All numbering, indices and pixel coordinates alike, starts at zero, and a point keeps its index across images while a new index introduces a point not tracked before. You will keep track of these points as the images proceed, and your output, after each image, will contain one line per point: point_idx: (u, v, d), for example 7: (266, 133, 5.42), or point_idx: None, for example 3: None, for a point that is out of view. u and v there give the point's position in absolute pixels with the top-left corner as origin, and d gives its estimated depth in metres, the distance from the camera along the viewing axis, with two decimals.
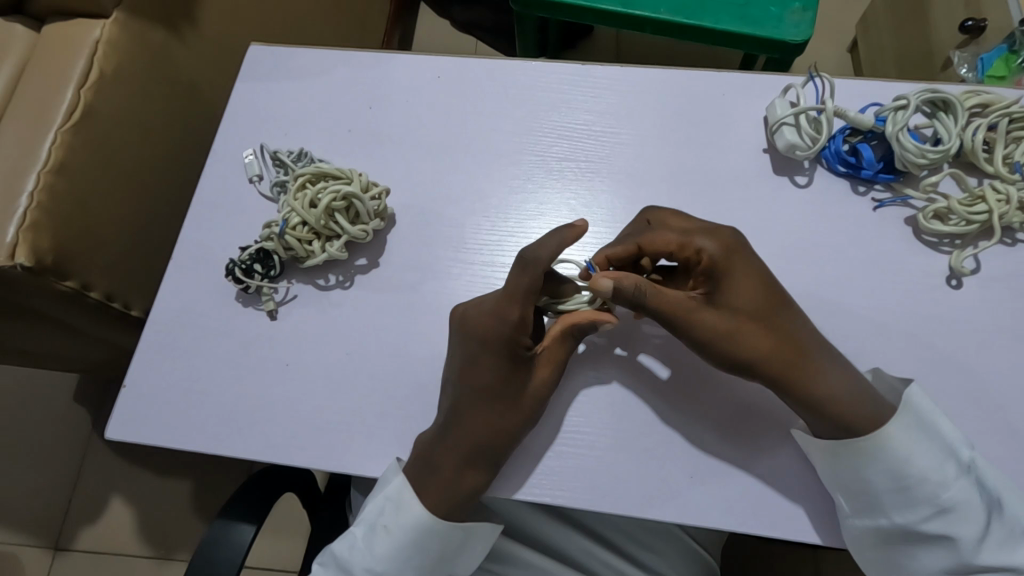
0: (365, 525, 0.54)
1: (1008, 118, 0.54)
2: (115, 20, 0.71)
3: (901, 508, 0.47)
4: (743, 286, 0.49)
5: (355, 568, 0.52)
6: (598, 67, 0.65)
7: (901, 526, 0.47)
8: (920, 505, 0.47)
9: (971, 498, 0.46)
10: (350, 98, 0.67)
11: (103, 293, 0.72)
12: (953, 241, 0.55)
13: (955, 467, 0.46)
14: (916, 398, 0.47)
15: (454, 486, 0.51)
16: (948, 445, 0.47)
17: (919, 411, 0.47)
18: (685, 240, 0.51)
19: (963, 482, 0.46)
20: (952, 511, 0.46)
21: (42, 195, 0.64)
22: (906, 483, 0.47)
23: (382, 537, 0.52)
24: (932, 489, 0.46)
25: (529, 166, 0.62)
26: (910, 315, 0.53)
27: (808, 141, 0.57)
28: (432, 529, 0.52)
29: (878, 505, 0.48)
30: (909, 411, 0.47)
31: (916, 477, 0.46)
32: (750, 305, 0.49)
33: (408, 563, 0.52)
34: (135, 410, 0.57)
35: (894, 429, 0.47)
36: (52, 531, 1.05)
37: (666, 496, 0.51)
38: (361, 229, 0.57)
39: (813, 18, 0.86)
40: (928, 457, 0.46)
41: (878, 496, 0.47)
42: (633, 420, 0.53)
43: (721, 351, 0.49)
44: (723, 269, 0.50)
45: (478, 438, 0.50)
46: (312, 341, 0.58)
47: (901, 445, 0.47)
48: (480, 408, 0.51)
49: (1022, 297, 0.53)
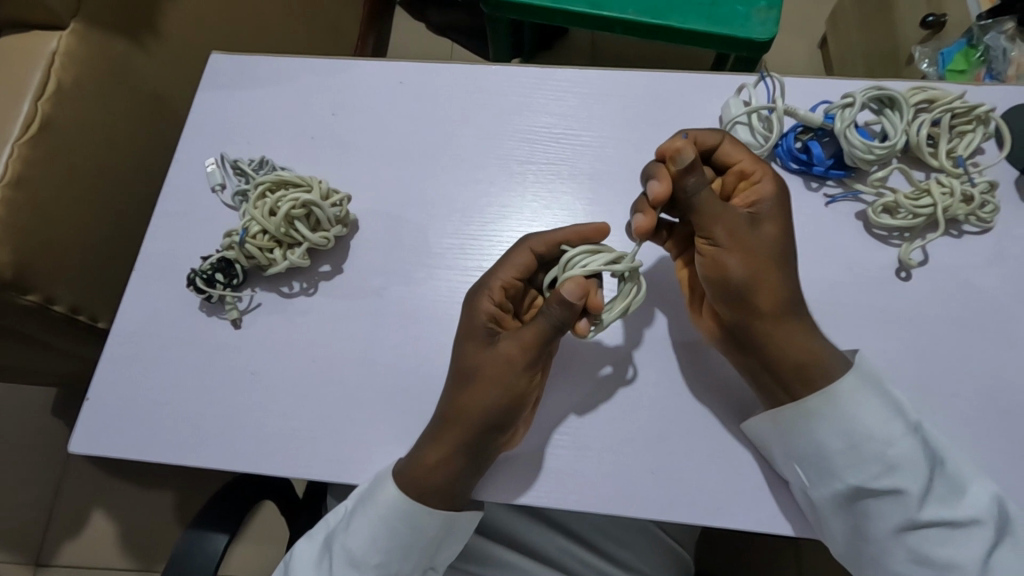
0: (355, 499, 0.53)
1: (950, 113, 0.56)
2: (71, 32, 0.71)
3: (851, 470, 0.48)
4: (778, 227, 0.51)
5: (336, 543, 0.53)
6: (559, 70, 0.66)
7: (852, 486, 0.48)
8: (869, 463, 0.48)
9: (916, 454, 0.47)
10: (314, 105, 0.67)
11: (69, 306, 0.72)
12: (902, 234, 0.57)
13: (902, 425, 0.48)
14: (866, 366, 0.50)
15: (433, 453, 0.51)
16: (895, 404, 0.48)
17: (868, 372, 0.49)
18: (752, 166, 0.53)
19: (907, 438, 0.47)
20: (898, 467, 0.47)
21: (0, 209, 0.64)
22: (855, 442, 0.48)
23: (360, 513, 0.52)
24: (877, 446, 0.48)
25: (492, 169, 0.63)
26: (862, 309, 0.55)
27: (760, 140, 0.59)
28: (404, 509, 0.51)
29: (829, 466, 0.49)
30: (862, 370, 0.49)
31: (862, 434, 0.48)
32: (779, 247, 0.50)
33: (386, 540, 0.52)
34: (100, 423, 0.57)
35: (842, 387, 0.49)
36: (32, 546, 1.04)
37: (628, 490, 0.51)
38: (322, 236, 0.58)
39: (778, 16, 0.87)
40: (874, 414, 0.48)
41: (829, 454, 0.49)
42: (595, 418, 0.54)
43: (738, 276, 0.49)
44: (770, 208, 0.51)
45: (452, 412, 0.51)
46: (277, 349, 0.58)
47: (847, 403, 0.49)
48: (466, 370, 0.52)
49: (968, 287, 0.55)
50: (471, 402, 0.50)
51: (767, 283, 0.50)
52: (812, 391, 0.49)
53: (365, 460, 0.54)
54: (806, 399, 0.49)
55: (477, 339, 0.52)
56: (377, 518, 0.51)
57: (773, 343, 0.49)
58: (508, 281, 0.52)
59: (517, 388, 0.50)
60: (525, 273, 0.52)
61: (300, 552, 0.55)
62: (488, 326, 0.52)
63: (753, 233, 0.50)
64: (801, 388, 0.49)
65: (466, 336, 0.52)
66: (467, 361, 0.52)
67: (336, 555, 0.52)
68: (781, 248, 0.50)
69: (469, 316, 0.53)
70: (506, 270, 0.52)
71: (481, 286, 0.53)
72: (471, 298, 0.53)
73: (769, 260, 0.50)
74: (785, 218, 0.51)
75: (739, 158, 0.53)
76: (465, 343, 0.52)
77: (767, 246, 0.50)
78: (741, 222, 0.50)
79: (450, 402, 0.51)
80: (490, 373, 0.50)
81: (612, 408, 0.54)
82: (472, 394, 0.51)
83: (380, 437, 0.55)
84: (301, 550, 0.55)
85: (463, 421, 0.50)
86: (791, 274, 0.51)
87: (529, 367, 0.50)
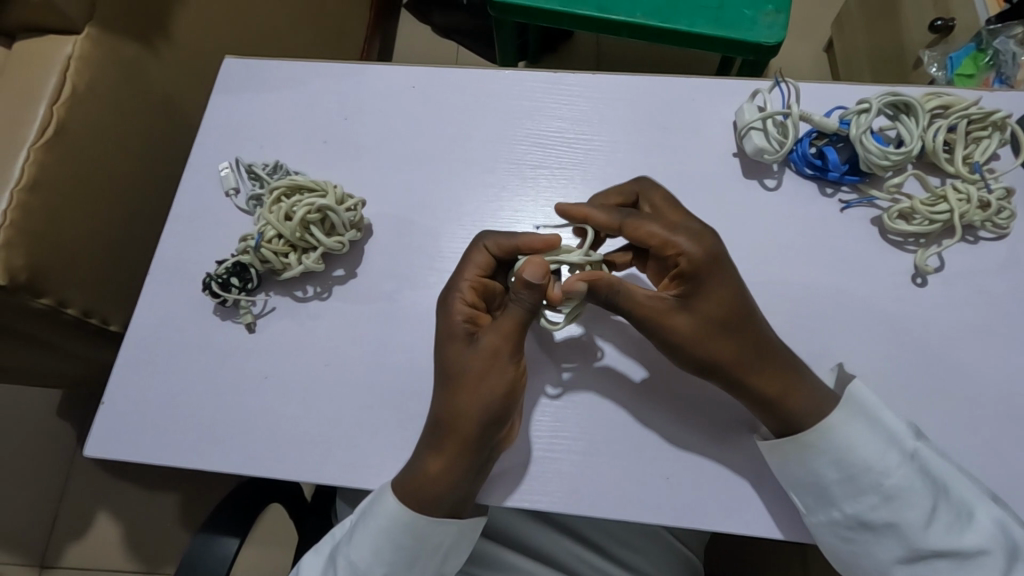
0: (358, 514, 0.54)
1: (966, 119, 0.56)
2: (87, 36, 0.71)
3: (851, 498, 0.48)
4: (715, 295, 0.49)
5: (341, 555, 0.53)
6: (570, 75, 0.66)
7: (852, 516, 0.48)
8: (867, 493, 0.48)
9: (914, 484, 0.47)
10: (327, 109, 0.67)
11: (81, 309, 0.72)
12: (918, 241, 0.57)
13: (898, 455, 0.47)
14: (859, 396, 0.49)
15: (425, 479, 0.50)
16: (891, 434, 0.48)
17: (859, 403, 0.48)
18: (667, 237, 0.50)
19: (905, 469, 0.47)
20: (896, 497, 0.47)
21: (16, 212, 0.64)
22: (851, 473, 0.48)
23: (363, 526, 0.52)
24: (875, 478, 0.47)
25: (505, 174, 0.63)
26: (878, 315, 0.55)
27: (775, 145, 0.58)
28: (407, 523, 0.51)
29: (828, 497, 0.48)
30: (853, 404, 0.48)
31: (859, 466, 0.48)
32: (719, 317, 0.48)
33: (390, 553, 0.51)
34: (113, 427, 0.57)
35: (837, 418, 0.48)
36: (38, 548, 1.04)
37: (642, 497, 0.51)
38: (337, 241, 0.57)
39: (786, 20, 0.87)
40: (870, 445, 0.48)
41: (828, 486, 0.48)
42: (609, 422, 0.53)
43: (688, 356, 0.49)
44: (701, 276, 0.49)
45: (446, 421, 0.50)
46: (291, 353, 0.58)
47: (842, 434, 0.48)
48: (448, 380, 0.51)
49: (984, 294, 0.55)
50: (459, 403, 0.50)
51: (716, 347, 0.48)
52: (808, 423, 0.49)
53: (378, 465, 0.54)
54: (801, 434, 0.48)
55: (456, 341, 0.52)
56: (378, 532, 0.51)
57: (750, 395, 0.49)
58: (474, 279, 0.53)
59: (503, 379, 0.50)
60: (488, 269, 0.53)
61: (307, 564, 0.55)
62: (464, 326, 0.52)
63: (688, 311, 0.49)
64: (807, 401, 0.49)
65: (447, 340, 0.52)
66: (451, 367, 0.51)
67: (340, 568, 0.52)
68: (719, 306, 0.48)
69: (445, 325, 0.52)
70: (469, 269, 0.53)
71: (450, 291, 0.53)
72: (443, 308, 0.53)
73: (707, 329, 0.48)
74: (705, 278, 0.49)
75: (639, 229, 0.51)
76: (445, 350, 0.52)
77: (699, 314, 0.48)
78: (670, 307, 0.49)
79: (443, 411, 0.51)
80: (476, 370, 0.50)
81: (626, 415, 0.53)
82: (463, 397, 0.50)
83: (393, 442, 0.54)
84: (308, 563, 0.55)
85: (464, 425, 0.49)
86: (746, 332, 0.49)
87: (513, 355, 0.51)
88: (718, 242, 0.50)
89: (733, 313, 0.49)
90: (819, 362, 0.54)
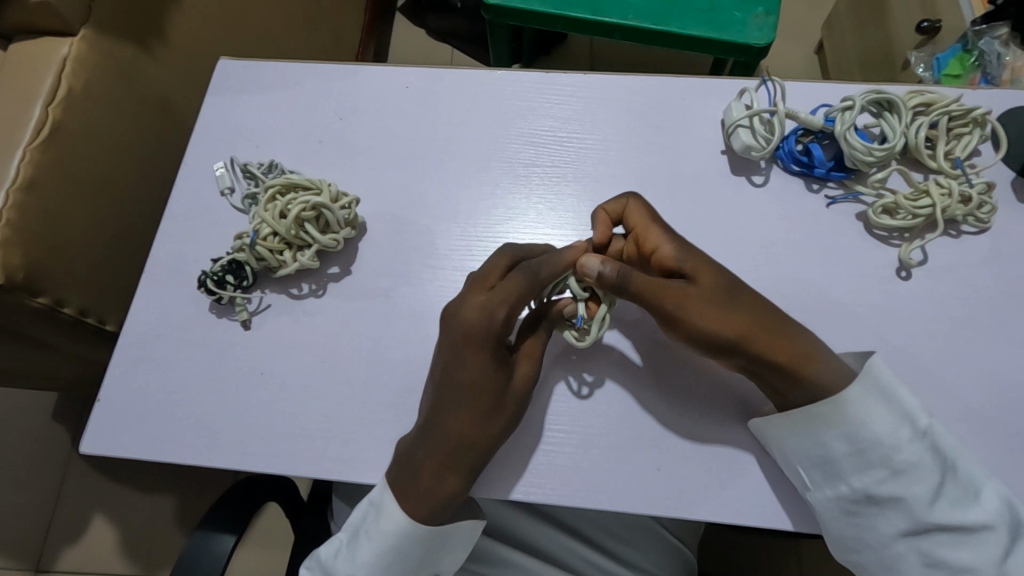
0: (352, 530, 0.54)
1: (947, 116, 0.57)
2: (82, 38, 0.72)
3: (858, 472, 0.49)
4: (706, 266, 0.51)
5: (341, 572, 0.53)
6: (563, 75, 0.67)
7: (859, 490, 0.49)
8: (876, 468, 0.48)
9: (923, 459, 0.48)
10: (321, 109, 0.68)
11: (78, 309, 0.73)
12: (902, 235, 0.58)
13: (910, 432, 0.48)
14: (877, 371, 0.49)
15: (435, 487, 0.50)
16: (904, 411, 0.48)
17: (876, 379, 0.49)
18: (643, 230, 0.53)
19: (916, 445, 0.48)
20: (905, 471, 0.48)
21: (12, 212, 0.64)
22: (862, 447, 0.49)
23: (364, 541, 0.53)
24: (886, 453, 0.48)
25: (498, 173, 0.64)
26: (864, 307, 0.56)
27: (762, 142, 0.59)
28: (410, 535, 0.51)
29: (836, 470, 0.49)
30: (869, 378, 0.49)
31: (870, 441, 0.48)
32: (721, 283, 0.50)
33: (391, 566, 0.52)
34: (110, 424, 0.58)
35: (851, 395, 0.49)
36: (33, 552, 1.04)
37: (634, 489, 0.52)
38: (332, 238, 0.58)
39: (775, 21, 0.89)
40: (883, 419, 0.48)
41: (836, 459, 0.49)
42: (601, 415, 0.54)
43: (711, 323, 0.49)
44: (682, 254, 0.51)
45: (476, 447, 0.50)
46: (286, 350, 0.59)
47: (855, 409, 0.49)
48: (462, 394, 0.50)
49: (967, 287, 0.56)
50: (495, 430, 0.50)
51: (737, 322, 0.49)
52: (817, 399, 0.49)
53: (374, 459, 0.55)
54: (812, 406, 0.49)
55: (493, 366, 0.50)
56: (381, 545, 0.52)
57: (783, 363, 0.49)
58: (516, 305, 0.50)
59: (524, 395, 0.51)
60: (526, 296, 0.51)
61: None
62: (500, 352, 0.50)
63: (694, 289, 0.50)
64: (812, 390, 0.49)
65: (480, 366, 0.50)
66: (485, 393, 0.50)
67: None
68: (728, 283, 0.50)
69: (478, 353, 0.50)
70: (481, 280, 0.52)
71: (489, 317, 0.50)
72: (476, 336, 0.50)
73: (719, 302, 0.49)
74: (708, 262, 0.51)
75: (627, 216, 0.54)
76: (482, 379, 0.50)
77: (706, 283, 0.50)
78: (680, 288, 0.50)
79: (471, 437, 0.50)
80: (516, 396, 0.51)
81: (617, 408, 0.54)
82: (502, 422, 0.50)
83: (387, 436, 0.55)
84: None
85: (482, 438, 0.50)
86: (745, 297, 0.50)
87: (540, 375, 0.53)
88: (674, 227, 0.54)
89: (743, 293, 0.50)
90: None
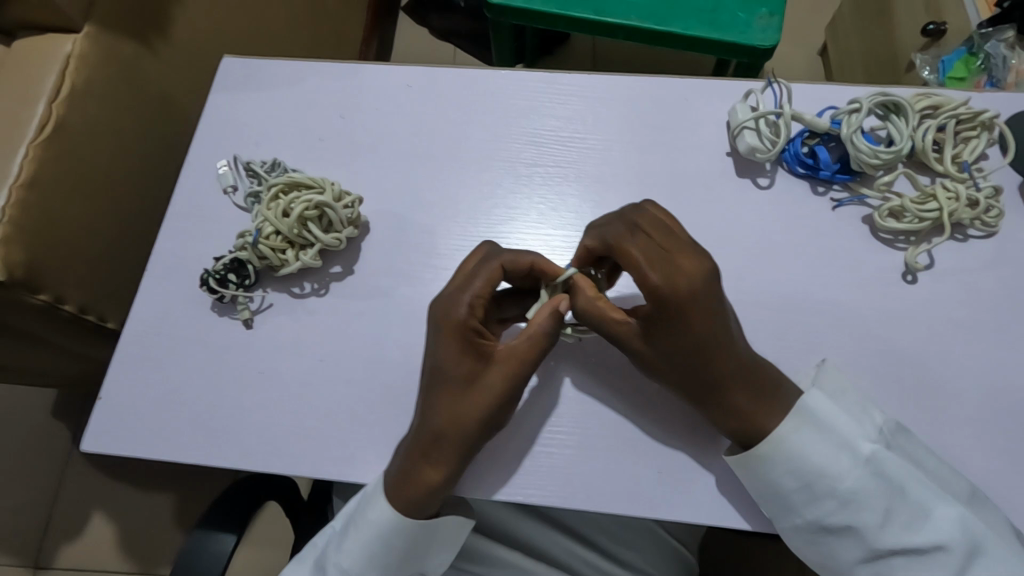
0: (345, 520, 0.54)
1: (955, 119, 0.57)
2: (86, 34, 0.71)
3: (810, 504, 0.48)
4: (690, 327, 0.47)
5: (330, 563, 0.53)
6: (566, 75, 0.67)
7: (814, 521, 0.48)
8: (824, 499, 0.47)
9: (868, 487, 0.46)
10: (324, 108, 0.68)
11: (78, 306, 0.72)
12: (908, 238, 0.58)
13: (850, 459, 0.47)
14: (810, 405, 0.48)
15: (418, 485, 0.50)
16: (841, 439, 0.47)
17: (811, 411, 0.48)
18: (644, 272, 0.47)
19: (857, 473, 0.47)
20: (852, 500, 0.46)
21: (14, 208, 0.64)
22: (807, 480, 0.47)
23: (352, 533, 0.52)
24: (830, 483, 0.47)
25: (500, 171, 0.64)
26: (868, 310, 0.55)
27: (768, 144, 0.59)
28: (396, 529, 0.51)
29: (788, 505, 0.48)
30: (801, 411, 0.48)
31: (813, 473, 0.47)
32: (684, 347, 0.48)
33: (376, 561, 0.52)
34: (110, 423, 0.57)
35: (785, 428, 0.48)
36: (31, 548, 1.04)
37: (636, 491, 0.52)
38: (334, 237, 0.58)
39: (779, 23, 0.88)
40: (821, 451, 0.47)
41: (786, 496, 0.48)
42: (604, 417, 0.54)
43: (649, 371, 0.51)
44: (673, 305, 0.47)
45: (445, 431, 0.49)
46: (287, 349, 0.58)
47: (795, 443, 0.48)
48: (443, 396, 0.50)
49: (974, 292, 0.56)
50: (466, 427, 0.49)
51: (667, 369, 0.49)
52: (759, 437, 0.49)
53: (375, 459, 0.54)
54: (754, 442, 0.49)
55: (462, 355, 0.50)
56: (367, 539, 0.51)
57: (748, 388, 0.49)
58: (484, 293, 0.51)
59: (504, 401, 0.50)
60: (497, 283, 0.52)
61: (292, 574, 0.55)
62: (470, 341, 0.51)
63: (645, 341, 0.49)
64: (754, 435, 0.49)
65: (455, 364, 0.50)
66: (454, 380, 0.50)
67: None
68: (683, 340, 0.48)
69: (455, 343, 0.50)
70: (477, 283, 0.51)
71: (453, 306, 0.51)
72: (442, 329, 0.51)
73: (677, 357, 0.49)
74: (682, 309, 0.47)
75: (624, 255, 0.48)
76: (451, 369, 0.50)
77: (664, 342, 0.49)
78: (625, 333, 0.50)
79: (441, 420, 0.49)
80: (490, 383, 0.50)
81: (620, 410, 0.54)
82: (472, 410, 0.49)
83: (388, 436, 0.55)
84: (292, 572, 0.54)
85: (453, 436, 0.49)
86: (717, 359, 0.48)
87: (526, 371, 0.50)
88: (700, 271, 0.47)
89: (704, 347, 0.48)
90: (813, 356, 0.54)
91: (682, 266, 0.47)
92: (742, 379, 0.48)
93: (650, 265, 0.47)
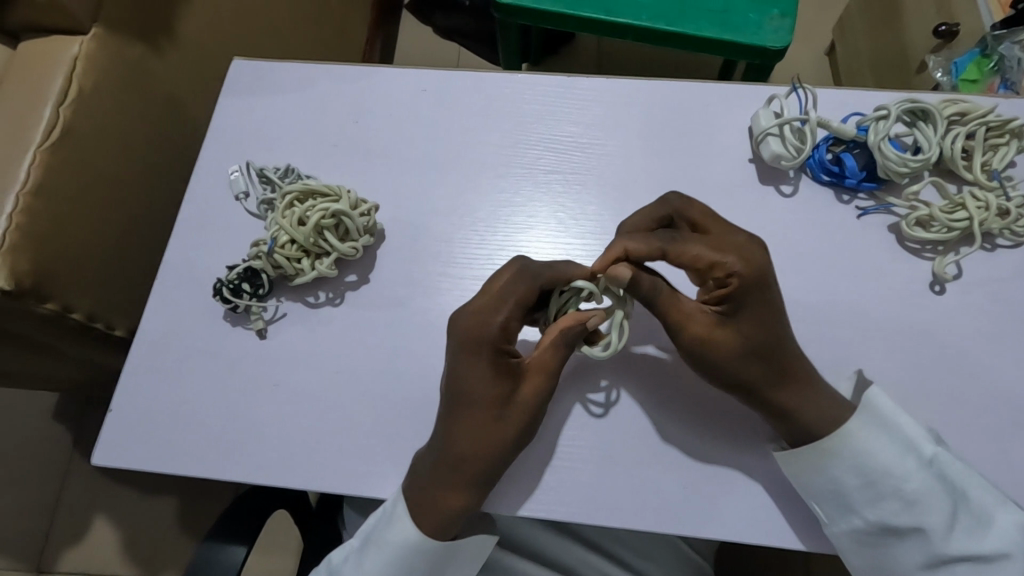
0: (363, 538, 0.53)
1: (985, 127, 0.56)
2: (93, 37, 0.70)
3: (870, 503, 0.47)
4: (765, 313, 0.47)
5: None
6: (583, 79, 0.66)
7: (874, 522, 0.47)
8: (886, 499, 0.47)
9: (933, 489, 0.46)
10: (336, 112, 0.66)
11: (86, 314, 0.71)
12: (936, 247, 0.56)
13: (915, 460, 0.47)
14: (877, 402, 0.48)
15: (439, 507, 0.49)
16: (907, 440, 0.47)
17: (878, 408, 0.48)
18: (716, 258, 0.47)
19: (923, 474, 0.46)
20: (916, 502, 0.46)
21: (21, 215, 0.63)
22: (871, 478, 0.47)
23: (372, 552, 0.51)
24: (895, 483, 0.47)
25: (518, 178, 0.62)
26: (896, 321, 0.54)
27: (792, 151, 0.58)
28: (418, 549, 0.50)
29: (848, 504, 0.48)
30: (868, 410, 0.48)
31: (878, 471, 0.47)
32: (761, 339, 0.47)
33: None
34: (122, 435, 0.56)
35: (852, 426, 0.48)
36: (34, 554, 1.02)
37: (662, 507, 0.51)
38: (351, 246, 0.57)
39: (792, 24, 0.87)
40: (887, 450, 0.47)
41: (848, 494, 0.48)
42: (627, 431, 0.53)
43: (727, 372, 0.48)
44: (747, 291, 0.47)
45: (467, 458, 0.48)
46: (301, 360, 0.57)
47: (862, 441, 0.48)
48: (468, 420, 0.48)
49: (1003, 303, 0.55)
50: (488, 453, 0.48)
51: (750, 364, 0.47)
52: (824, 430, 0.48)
53: (393, 473, 0.53)
54: (818, 442, 0.48)
55: (489, 380, 0.48)
56: (388, 558, 0.50)
57: (795, 388, 0.48)
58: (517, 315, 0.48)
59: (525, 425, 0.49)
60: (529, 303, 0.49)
61: None
62: (498, 364, 0.48)
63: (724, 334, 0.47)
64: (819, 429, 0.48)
65: (482, 390, 0.48)
66: (479, 405, 0.48)
67: None
68: (760, 329, 0.47)
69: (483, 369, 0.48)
70: (508, 305, 0.48)
71: (484, 325, 0.47)
72: (469, 351, 0.48)
73: (757, 351, 0.47)
74: (756, 293, 0.47)
75: (684, 249, 0.48)
76: (478, 396, 0.48)
77: (743, 334, 0.47)
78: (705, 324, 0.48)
79: (465, 450, 0.48)
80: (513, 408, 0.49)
81: (643, 425, 0.53)
82: (496, 436, 0.48)
83: (406, 450, 0.54)
84: None
85: (473, 464, 0.48)
86: (785, 351, 0.48)
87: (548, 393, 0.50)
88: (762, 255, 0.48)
89: (772, 340, 0.47)
90: (840, 368, 0.53)
91: (744, 253, 0.47)
92: (795, 379, 0.48)
93: (717, 252, 0.47)
